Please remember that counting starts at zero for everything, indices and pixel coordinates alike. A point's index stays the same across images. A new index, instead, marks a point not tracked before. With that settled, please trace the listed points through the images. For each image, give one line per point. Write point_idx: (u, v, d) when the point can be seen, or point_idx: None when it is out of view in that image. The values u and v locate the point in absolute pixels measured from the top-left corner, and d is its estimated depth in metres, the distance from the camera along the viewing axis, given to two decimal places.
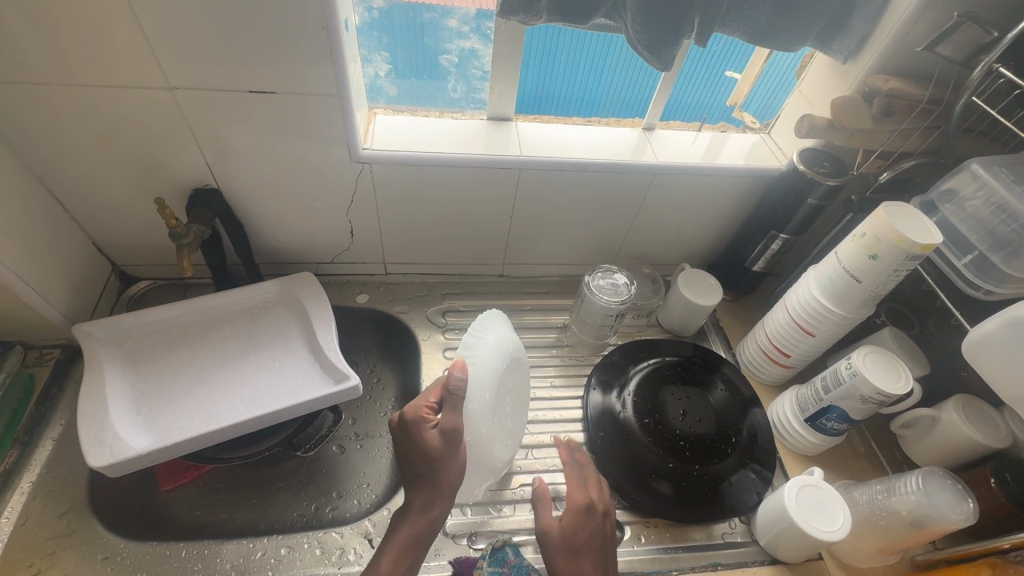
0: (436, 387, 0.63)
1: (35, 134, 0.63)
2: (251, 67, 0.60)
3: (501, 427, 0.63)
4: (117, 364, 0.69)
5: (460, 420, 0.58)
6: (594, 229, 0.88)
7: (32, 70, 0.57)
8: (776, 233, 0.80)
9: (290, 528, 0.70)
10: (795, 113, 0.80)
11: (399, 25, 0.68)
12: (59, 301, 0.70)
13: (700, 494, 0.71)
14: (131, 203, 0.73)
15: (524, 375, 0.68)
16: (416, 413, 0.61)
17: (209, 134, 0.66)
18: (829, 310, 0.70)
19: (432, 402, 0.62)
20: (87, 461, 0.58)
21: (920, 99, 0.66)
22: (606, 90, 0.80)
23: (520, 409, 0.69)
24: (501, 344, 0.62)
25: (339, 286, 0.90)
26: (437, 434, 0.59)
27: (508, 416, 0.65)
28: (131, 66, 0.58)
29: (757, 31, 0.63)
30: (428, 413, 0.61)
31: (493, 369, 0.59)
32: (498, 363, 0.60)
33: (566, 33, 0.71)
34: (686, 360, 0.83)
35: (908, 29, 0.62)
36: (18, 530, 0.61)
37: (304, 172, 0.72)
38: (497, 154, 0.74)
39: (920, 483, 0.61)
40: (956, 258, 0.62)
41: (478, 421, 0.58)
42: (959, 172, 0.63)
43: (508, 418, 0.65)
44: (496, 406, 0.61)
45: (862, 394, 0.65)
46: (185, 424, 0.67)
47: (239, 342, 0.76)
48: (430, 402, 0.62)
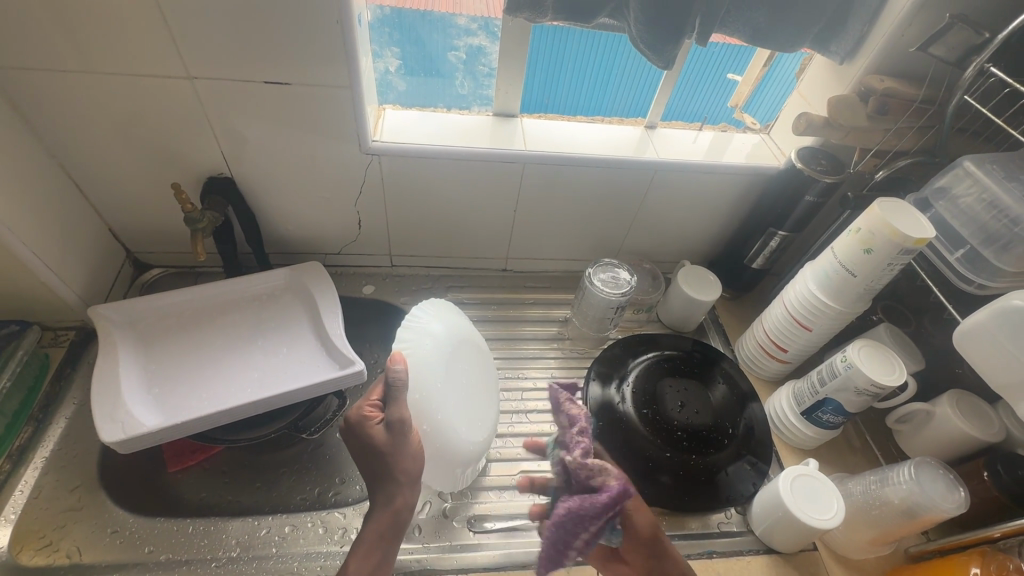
0: (377, 386, 0.60)
1: (58, 120, 0.65)
2: (267, 58, 0.62)
3: (462, 409, 0.64)
4: (130, 345, 0.71)
5: (405, 410, 0.56)
6: (596, 224, 0.89)
7: (59, 58, 0.59)
8: (774, 230, 0.82)
9: (294, 508, 0.69)
10: (793, 113, 0.82)
11: (410, 21, 0.70)
12: (75, 284, 0.73)
13: (696, 483, 0.72)
14: (147, 191, 0.75)
15: (477, 358, 0.70)
16: (359, 412, 0.57)
17: (224, 124, 0.68)
18: (825, 304, 0.71)
19: (375, 400, 0.59)
20: (99, 436, 0.60)
21: (915, 98, 0.68)
22: (612, 100, 0.83)
23: (488, 392, 0.69)
24: (435, 330, 0.65)
25: (346, 276, 0.91)
26: (382, 429, 0.56)
27: (470, 397, 0.66)
28: (154, 56, 0.60)
29: (755, 31, 0.65)
30: (371, 411, 0.58)
31: (428, 355, 0.62)
32: (434, 347, 0.63)
33: (573, 38, 0.74)
34: (684, 354, 0.85)
35: (903, 30, 0.64)
36: (30, 503, 0.63)
37: (315, 164, 0.74)
38: (502, 148, 0.76)
39: (912, 472, 0.62)
40: (948, 252, 0.64)
41: (426, 406, 0.59)
42: (952, 169, 0.64)
43: (470, 399, 0.66)
44: (446, 391, 0.62)
45: (857, 386, 0.67)
46: (193, 405, 0.68)
47: (247, 328, 0.78)
48: (372, 401, 0.59)
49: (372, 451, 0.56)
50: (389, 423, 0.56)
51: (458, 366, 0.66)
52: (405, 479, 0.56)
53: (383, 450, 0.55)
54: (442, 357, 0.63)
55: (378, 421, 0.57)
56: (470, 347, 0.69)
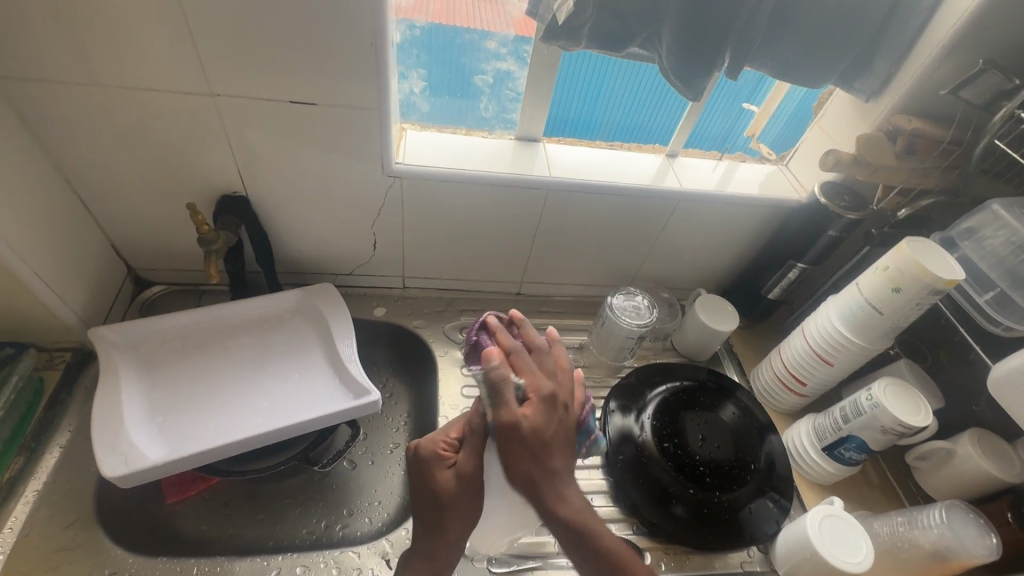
0: (456, 422, 0.57)
1: (68, 134, 0.62)
2: (297, 78, 0.60)
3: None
4: (132, 371, 0.68)
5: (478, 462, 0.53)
6: (615, 251, 0.88)
7: (76, 69, 0.56)
8: (794, 262, 0.82)
9: (300, 545, 0.68)
10: (813, 148, 0.82)
11: (439, 44, 0.69)
12: (76, 303, 0.69)
13: (721, 521, 0.70)
14: (155, 207, 0.72)
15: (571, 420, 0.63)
16: (433, 449, 0.54)
17: (245, 142, 0.66)
18: (849, 340, 0.71)
19: (451, 438, 0.56)
20: (100, 471, 0.57)
21: (942, 139, 0.69)
22: (600, 112, 0.80)
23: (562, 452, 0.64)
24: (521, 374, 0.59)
25: (356, 298, 0.89)
26: (452, 476, 0.53)
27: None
28: (179, 73, 0.58)
29: (785, 67, 0.65)
30: (446, 450, 0.55)
31: None
32: None
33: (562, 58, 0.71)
34: (700, 384, 0.83)
35: (932, 73, 0.66)
36: (20, 542, 0.59)
37: (336, 185, 0.72)
38: (525, 174, 0.75)
39: (943, 516, 0.61)
40: (977, 294, 0.66)
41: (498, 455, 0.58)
42: (979, 211, 0.67)
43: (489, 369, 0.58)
44: None
45: (883, 425, 0.66)
46: (199, 435, 0.65)
47: (255, 352, 0.74)
48: (450, 438, 0.56)
49: (433, 496, 0.53)
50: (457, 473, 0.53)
51: None
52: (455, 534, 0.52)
53: (444, 501, 0.52)
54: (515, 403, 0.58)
55: (449, 468, 0.53)
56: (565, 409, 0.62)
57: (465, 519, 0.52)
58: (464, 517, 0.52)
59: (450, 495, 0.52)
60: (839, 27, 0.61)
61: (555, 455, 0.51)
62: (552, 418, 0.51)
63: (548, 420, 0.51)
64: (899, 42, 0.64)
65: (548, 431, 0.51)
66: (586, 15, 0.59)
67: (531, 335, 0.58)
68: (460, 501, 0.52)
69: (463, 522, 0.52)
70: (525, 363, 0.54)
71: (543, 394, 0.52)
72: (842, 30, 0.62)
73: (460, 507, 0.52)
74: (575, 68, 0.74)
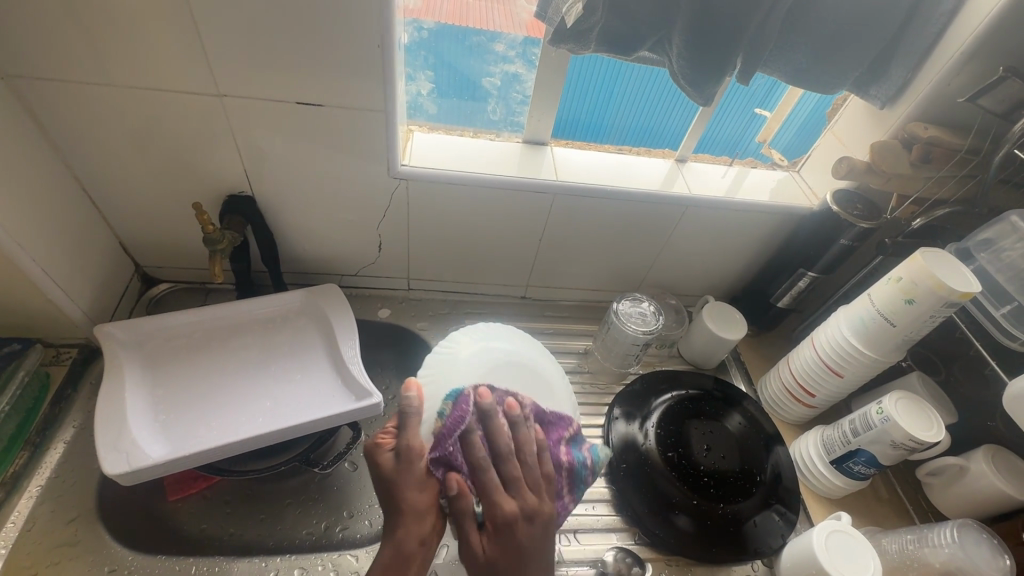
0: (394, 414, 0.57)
1: (77, 132, 0.63)
2: (305, 80, 0.60)
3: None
4: (137, 368, 0.68)
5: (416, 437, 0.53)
6: (622, 257, 0.87)
7: (85, 69, 0.57)
8: (804, 271, 0.81)
9: (300, 547, 0.67)
10: (826, 154, 0.81)
11: (447, 46, 0.69)
12: (83, 300, 0.69)
13: (724, 533, 0.69)
14: (163, 206, 0.72)
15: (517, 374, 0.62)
16: (371, 439, 0.54)
17: (252, 142, 0.66)
18: (859, 352, 0.70)
19: (390, 428, 0.55)
20: (102, 468, 0.57)
21: (959, 148, 0.68)
22: (611, 114, 0.79)
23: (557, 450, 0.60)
24: (479, 349, 0.62)
25: (361, 299, 0.88)
26: (391, 456, 0.52)
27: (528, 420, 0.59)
28: (188, 73, 0.58)
29: (799, 72, 0.64)
30: (384, 437, 0.54)
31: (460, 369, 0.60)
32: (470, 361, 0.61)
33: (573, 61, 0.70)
34: (706, 393, 0.82)
35: (950, 80, 0.64)
36: (22, 537, 0.59)
37: (342, 186, 0.72)
38: (532, 178, 0.74)
39: (955, 535, 0.60)
40: (994, 307, 0.65)
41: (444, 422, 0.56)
42: (997, 223, 0.65)
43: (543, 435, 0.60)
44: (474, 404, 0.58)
45: (894, 440, 0.65)
46: (202, 434, 0.65)
47: (259, 352, 0.74)
48: (388, 429, 0.55)
49: (379, 480, 0.52)
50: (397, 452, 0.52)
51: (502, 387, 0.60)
52: (407, 509, 0.50)
53: (388, 478, 0.51)
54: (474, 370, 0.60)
55: (388, 451, 0.53)
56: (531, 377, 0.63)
57: (418, 492, 0.51)
58: (416, 489, 0.51)
59: (394, 471, 0.51)
60: (854, 32, 0.60)
61: (542, 561, 0.50)
62: (527, 535, 0.50)
63: (511, 548, 0.49)
64: (917, 48, 0.63)
65: (528, 551, 0.49)
66: (597, 16, 0.58)
67: (503, 431, 0.54)
68: (403, 474, 0.51)
69: (417, 491, 0.51)
70: (493, 481, 0.51)
71: (522, 513, 0.50)
72: (857, 36, 0.60)
73: (404, 481, 0.51)
74: (587, 73, 0.73)
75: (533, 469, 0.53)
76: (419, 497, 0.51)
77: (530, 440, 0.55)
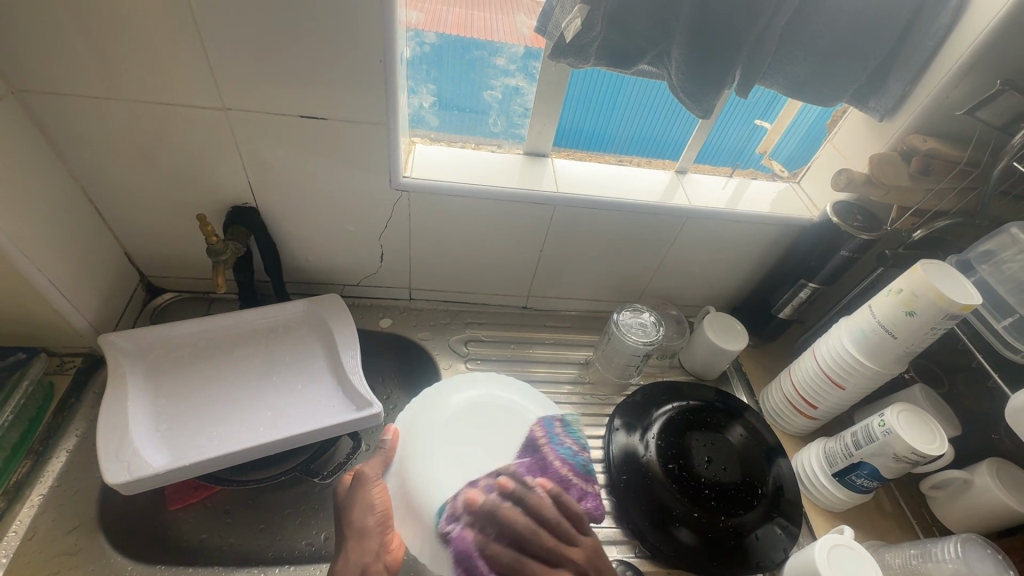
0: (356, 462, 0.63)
1: (85, 145, 0.64)
2: (307, 94, 0.61)
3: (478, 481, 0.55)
4: (140, 377, 0.69)
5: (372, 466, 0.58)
6: (623, 267, 0.88)
7: (93, 83, 0.58)
8: (805, 282, 0.81)
9: (299, 557, 0.67)
10: (826, 166, 0.81)
11: (448, 59, 0.70)
12: (88, 310, 0.70)
13: (725, 547, 0.68)
14: (167, 217, 0.73)
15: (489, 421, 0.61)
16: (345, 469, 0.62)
17: (256, 154, 0.67)
18: (861, 364, 0.69)
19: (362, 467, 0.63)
20: (104, 477, 0.57)
21: (958, 160, 0.68)
22: (615, 125, 0.80)
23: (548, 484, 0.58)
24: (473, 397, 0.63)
25: (363, 308, 0.89)
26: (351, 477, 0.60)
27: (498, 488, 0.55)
28: (194, 87, 0.59)
29: (797, 85, 0.64)
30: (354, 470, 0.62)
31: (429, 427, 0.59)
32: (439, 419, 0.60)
33: (576, 75, 0.71)
34: (707, 404, 0.81)
35: (948, 93, 0.64)
36: (24, 545, 0.60)
37: (345, 198, 0.73)
38: (533, 190, 0.74)
39: (958, 550, 0.60)
40: (995, 319, 0.65)
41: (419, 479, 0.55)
42: (997, 234, 0.66)
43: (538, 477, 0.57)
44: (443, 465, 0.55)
45: (896, 453, 0.64)
46: (203, 444, 0.65)
47: (261, 362, 0.75)
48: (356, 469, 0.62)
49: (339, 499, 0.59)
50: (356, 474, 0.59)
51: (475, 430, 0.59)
52: (352, 528, 0.55)
53: (341, 499, 0.58)
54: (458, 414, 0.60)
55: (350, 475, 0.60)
56: (536, 410, 0.63)
57: (365, 512, 0.56)
58: (364, 510, 0.56)
59: (348, 493, 0.58)
60: (851, 47, 0.60)
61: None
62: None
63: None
64: (915, 61, 0.63)
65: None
66: (596, 31, 0.59)
67: (514, 517, 0.50)
68: (353, 495, 0.57)
69: (366, 513, 0.56)
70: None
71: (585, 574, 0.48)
72: (854, 50, 0.61)
73: (358, 498, 0.57)
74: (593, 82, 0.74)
75: (558, 527, 0.50)
76: (366, 519, 0.55)
77: (532, 509, 0.50)
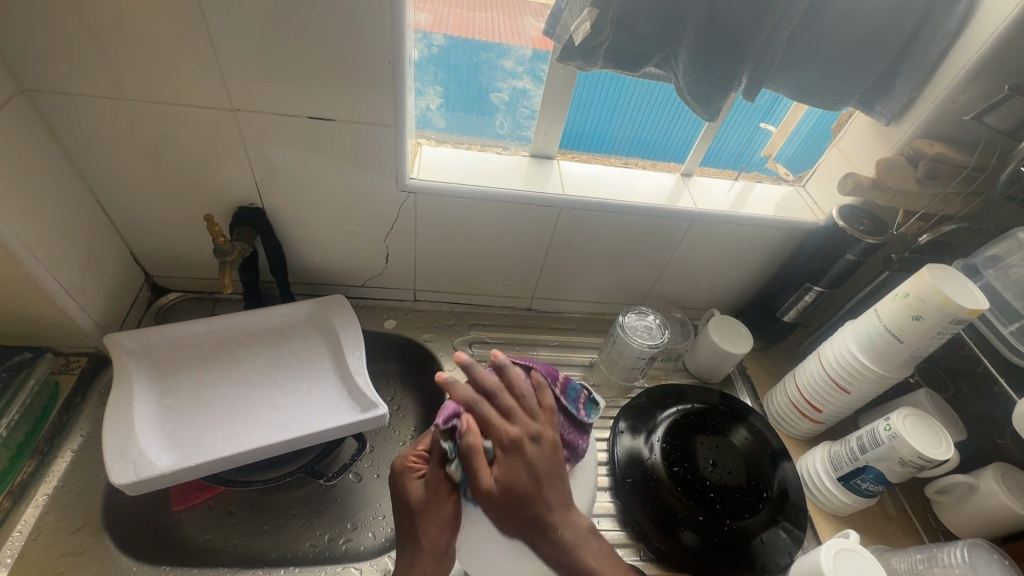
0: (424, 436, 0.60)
1: (93, 145, 0.64)
2: (315, 95, 0.61)
3: None
4: (145, 378, 0.68)
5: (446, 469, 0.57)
6: (629, 270, 0.88)
7: (101, 83, 0.58)
8: (810, 286, 0.81)
9: (303, 558, 0.67)
10: (832, 170, 0.81)
11: (455, 61, 0.70)
12: (93, 310, 0.70)
13: (730, 550, 0.68)
14: (173, 217, 0.73)
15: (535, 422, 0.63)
16: (403, 461, 0.58)
17: (263, 155, 0.67)
18: (866, 368, 0.69)
19: (421, 451, 0.59)
20: (109, 478, 0.57)
21: (964, 165, 0.68)
22: (615, 128, 0.80)
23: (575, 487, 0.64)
24: (516, 384, 0.64)
25: (368, 309, 0.89)
26: (421, 484, 0.56)
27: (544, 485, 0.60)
28: (202, 87, 0.59)
29: (804, 89, 0.64)
30: (415, 462, 0.58)
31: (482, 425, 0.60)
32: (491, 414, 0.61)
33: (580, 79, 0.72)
34: (712, 408, 0.81)
35: (954, 98, 0.65)
36: (29, 545, 0.60)
37: (351, 199, 0.73)
38: (540, 192, 0.75)
39: (965, 556, 0.60)
40: (1003, 325, 0.65)
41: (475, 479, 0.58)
42: (1003, 240, 0.66)
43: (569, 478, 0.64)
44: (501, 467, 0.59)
45: (902, 457, 0.64)
46: (208, 445, 0.65)
47: (266, 363, 0.75)
48: (418, 451, 0.59)
49: (403, 506, 0.55)
50: (427, 481, 0.56)
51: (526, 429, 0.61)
52: (427, 547, 0.54)
53: (414, 508, 0.55)
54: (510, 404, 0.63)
55: (417, 478, 0.56)
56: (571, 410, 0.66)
57: (439, 530, 0.54)
58: (437, 525, 0.54)
59: (419, 502, 0.55)
60: (858, 52, 0.61)
61: (554, 480, 0.57)
62: (534, 453, 0.57)
63: (520, 464, 0.57)
64: (922, 65, 0.63)
65: (541, 471, 0.57)
66: (604, 35, 0.59)
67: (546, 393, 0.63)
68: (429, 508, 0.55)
69: (438, 530, 0.54)
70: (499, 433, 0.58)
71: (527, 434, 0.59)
72: (862, 54, 0.61)
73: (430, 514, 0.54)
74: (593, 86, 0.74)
75: (528, 397, 0.61)
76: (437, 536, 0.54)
77: (519, 377, 0.62)
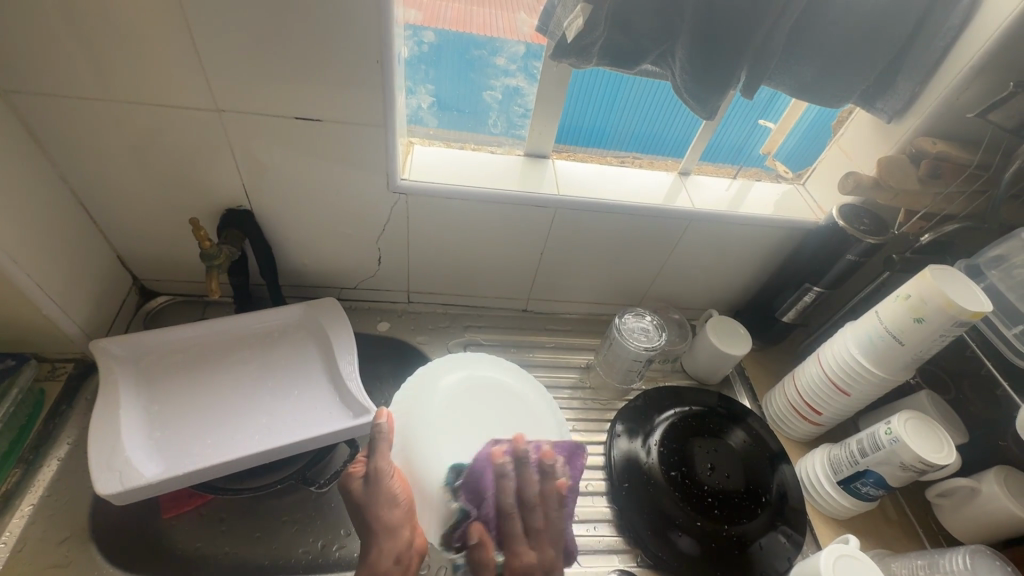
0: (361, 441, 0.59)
1: (75, 148, 0.62)
2: (302, 96, 0.60)
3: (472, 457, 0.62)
4: (132, 384, 0.67)
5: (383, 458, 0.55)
6: (626, 270, 0.86)
7: (82, 85, 0.56)
8: (810, 286, 0.79)
9: (296, 566, 0.66)
10: (832, 168, 0.80)
11: (448, 59, 0.68)
12: (79, 315, 0.69)
13: (728, 556, 0.67)
14: (160, 219, 0.71)
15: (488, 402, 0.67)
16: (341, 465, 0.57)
17: (251, 156, 0.65)
18: (867, 371, 0.68)
19: (359, 454, 0.58)
20: (95, 488, 0.56)
21: (968, 163, 0.67)
22: (614, 121, 0.78)
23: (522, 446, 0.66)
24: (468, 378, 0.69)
25: (361, 312, 0.88)
26: (361, 481, 0.55)
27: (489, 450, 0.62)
28: (186, 88, 0.58)
29: (803, 87, 0.63)
30: (354, 462, 0.57)
31: (427, 409, 0.64)
32: (441, 401, 0.66)
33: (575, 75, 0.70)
34: (710, 410, 0.80)
35: (958, 95, 0.63)
36: (15, 557, 0.59)
37: (343, 201, 0.71)
38: (535, 192, 0.73)
39: (967, 562, 0.59)
40: (1005, 327, 0.65)
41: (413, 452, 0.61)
42: (1007, 240, 0.65)
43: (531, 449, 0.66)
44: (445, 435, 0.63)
45: (903, 462, 0.63)
46: (196, 453, 0.64)
47: (256, 367, 0.74)
48: (358, 455, 0.58)
49: (350, 503, 0.54)
50: (366, 474, 0.55)
51: (473, 407, 0.66)
52: (381, 529, 0.54)
53: (360, 502, 0.54)
54: (455, 394, 0.67)
55: (359, 476, 0.55)
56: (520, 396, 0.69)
57: (387, 509, 0.54)
58: (387, 505, 0.54)
59: (362, 496, 0.54)
60: (859, 49, 0.59)
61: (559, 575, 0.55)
62: (533, 560, 0.54)
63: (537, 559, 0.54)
64: (924, 62, 0.62)
65: (551, 567, 0.55)
66: (599, 31, 0.57)
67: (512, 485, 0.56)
68: (371, 496, 0.54)
69: (389, 512, 0.54)
70: (516, 530, 0.55)
71: (538, 562, 0.54)
72: (863, 50, 0.59)
73: (375, 505, 0.54)
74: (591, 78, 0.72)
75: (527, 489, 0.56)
76: (393, 513, 0.55)
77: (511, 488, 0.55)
